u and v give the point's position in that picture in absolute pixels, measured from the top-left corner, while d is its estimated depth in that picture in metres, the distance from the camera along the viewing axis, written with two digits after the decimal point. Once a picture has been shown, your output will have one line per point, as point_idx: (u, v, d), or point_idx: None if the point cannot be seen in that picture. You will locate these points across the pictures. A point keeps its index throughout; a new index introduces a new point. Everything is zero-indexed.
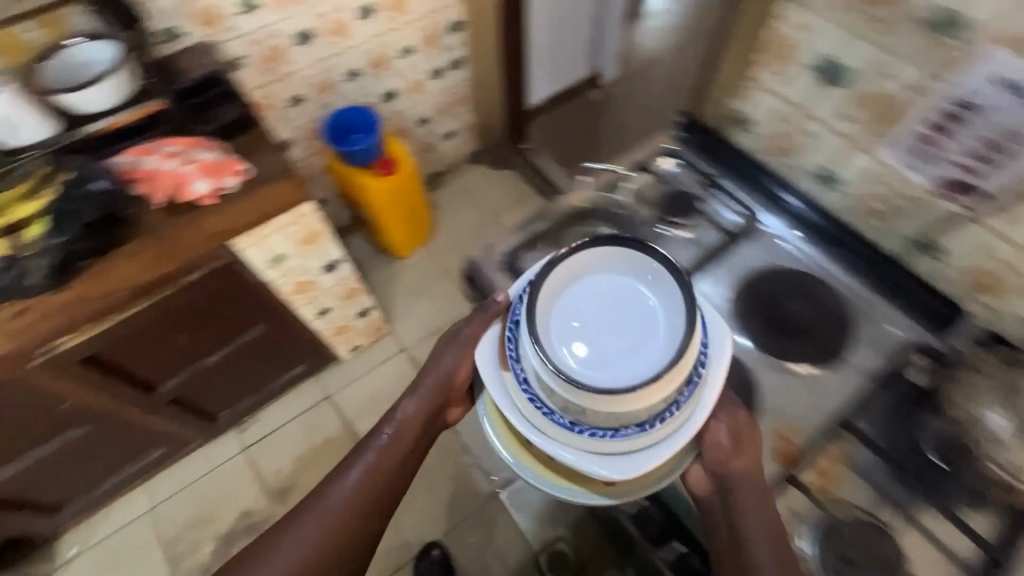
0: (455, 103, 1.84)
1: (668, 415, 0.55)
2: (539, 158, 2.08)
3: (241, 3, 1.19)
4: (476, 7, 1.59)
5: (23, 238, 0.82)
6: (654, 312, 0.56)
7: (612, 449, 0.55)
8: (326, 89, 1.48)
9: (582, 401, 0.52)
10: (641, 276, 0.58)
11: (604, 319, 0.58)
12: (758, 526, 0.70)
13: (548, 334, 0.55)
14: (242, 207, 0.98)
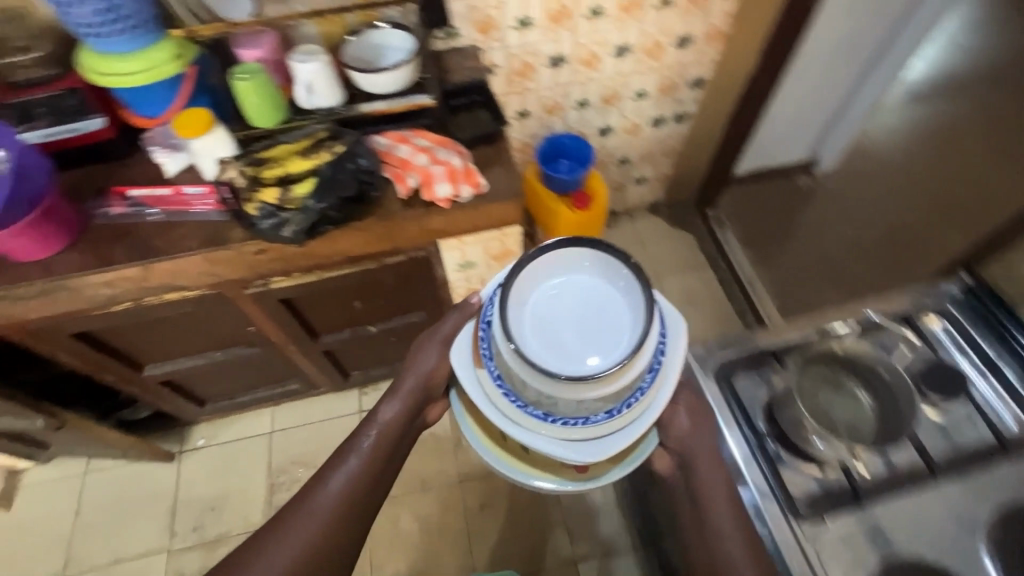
0: (658, 152, 1.78)
1: (632, 401, 0.62)
2: (724, 234, 1.94)
3: (519, 19, 1.22)
4: (728, 69, 1.51)
5: (292, 195, 0.90)
6: (612, 306, 0.63)
7: (580, 433, 0.62)
8: (554, 111, 1.49)
9: (565, 389, 0.59)
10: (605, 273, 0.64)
11: (580, 314, 0.63)
12: (716, 501, 0.72)
13: (529, 335, 0.61)
14: (465, 219, 1.01)
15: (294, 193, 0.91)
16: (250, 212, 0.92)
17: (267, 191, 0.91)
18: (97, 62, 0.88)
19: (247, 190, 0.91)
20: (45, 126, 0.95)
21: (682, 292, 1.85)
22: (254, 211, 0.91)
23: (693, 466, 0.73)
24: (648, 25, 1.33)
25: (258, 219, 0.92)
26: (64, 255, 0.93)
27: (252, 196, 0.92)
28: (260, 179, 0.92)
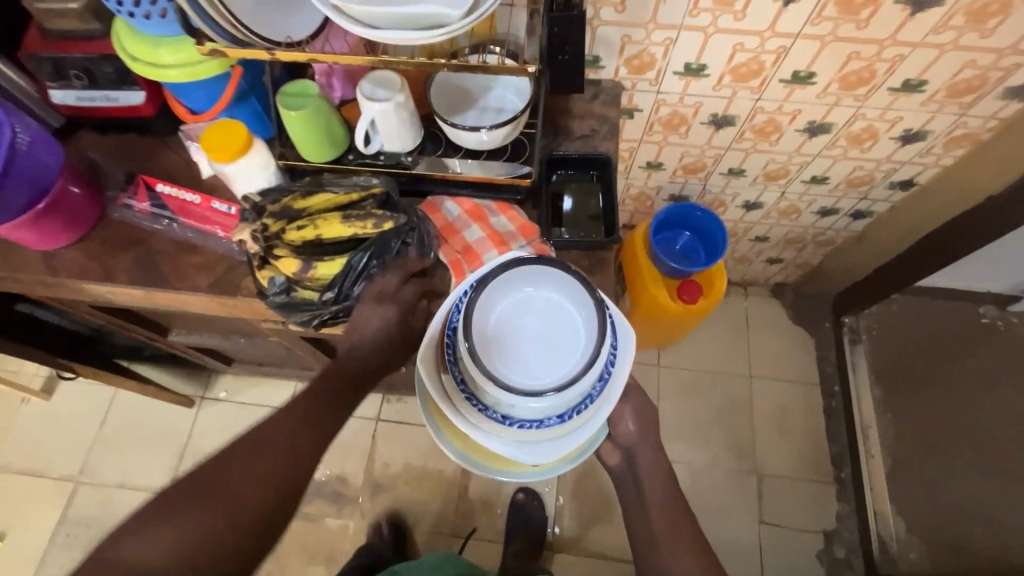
0: (808, 239, 1.39)
1: (582, 410, 0.65)
2: (856, 354, 1.55)
3: (687, 65, 0.88)
4: (955, 182, 1.08)
5: (314, 280, 0.74)
6: (571, 320, 0.65)
7: (538, 436, 0.65)
8: (694, 171, 1.16)
9: (518, 398, 0.62)
10: (561, 285, 0.65)
11: (541, 324, 0.65)
12: (657, 490, 0.79)
13: (491, 341, 0.64)
14: None
15: (319, 273, 0.74)
16: (262, 280, 0.75)
17: (284, 263, 0.74)
18: (132, 42, 0.69)
19: (264, 253, 0.74)
20: (81, 88, 0.81)
21: (775, 407, 1.52)
22: (267, 282, 0.75)
23: (638, 462, 0.80)
24: (868, 108, 0.93)
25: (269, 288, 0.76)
26: (74, 249, 0.81)
27: (269, 260, 0.75)
28: (285, 243, 0.74)
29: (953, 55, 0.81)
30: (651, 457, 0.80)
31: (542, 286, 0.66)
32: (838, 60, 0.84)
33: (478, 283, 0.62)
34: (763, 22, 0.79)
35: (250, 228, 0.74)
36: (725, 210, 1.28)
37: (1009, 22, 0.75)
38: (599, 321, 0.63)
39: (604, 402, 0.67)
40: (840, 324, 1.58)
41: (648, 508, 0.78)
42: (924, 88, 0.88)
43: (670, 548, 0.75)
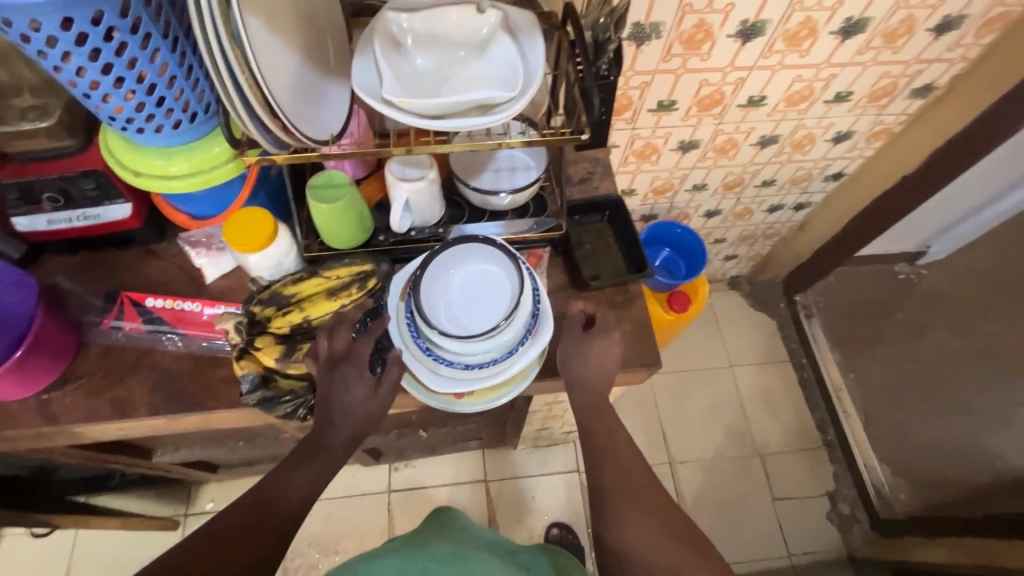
0: (759, 234, 1.54)
1: (486, 368, 0.67)
2: (813, 327, 1.72)
3: (660, 102, 0.97)
4: (877, 169, 1.26)
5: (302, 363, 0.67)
6: (502, 284, 0.67)
7: (449, 371, 0.66)
8: (662, 192, 1.25)
9: (433, 334, 0.64)
10: (499, 256, 0.67)
11: (473, 283, 0.67)
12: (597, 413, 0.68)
13: (427, 285, 0.67)
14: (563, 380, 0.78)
15: (303, 359, 0.67)
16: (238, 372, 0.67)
17: (266, 352, 0.67)
18: (132, 156, 0.63)
19: (245, 344, 0.67)
20: (52, 211, 0.73)
21: (758, 389, 1.65)
22: (240, 375, 0.67)
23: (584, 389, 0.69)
24: (808, 119, 1.07)
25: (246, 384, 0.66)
26: (66, 392, 0.71)
27: (248, 352, 0.67)
28: (268, 331, 0.68)
29: (873, 70, 0.96)
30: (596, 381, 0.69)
31: (487, 255, 0.68)
32: (785, 83, 0.96)
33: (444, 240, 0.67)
34: (724, 60, 0.89)
35: (235, 317, 0.67)
36: (690, 221, 1.40)
37: (914, 39, 0.90)
38: (525, 288, 0.66)
39: (516, 363, 0.67)
40: (793, 302, 1.75)
41: (602, 445, 0.66)
42: (850, 98, 1.03)
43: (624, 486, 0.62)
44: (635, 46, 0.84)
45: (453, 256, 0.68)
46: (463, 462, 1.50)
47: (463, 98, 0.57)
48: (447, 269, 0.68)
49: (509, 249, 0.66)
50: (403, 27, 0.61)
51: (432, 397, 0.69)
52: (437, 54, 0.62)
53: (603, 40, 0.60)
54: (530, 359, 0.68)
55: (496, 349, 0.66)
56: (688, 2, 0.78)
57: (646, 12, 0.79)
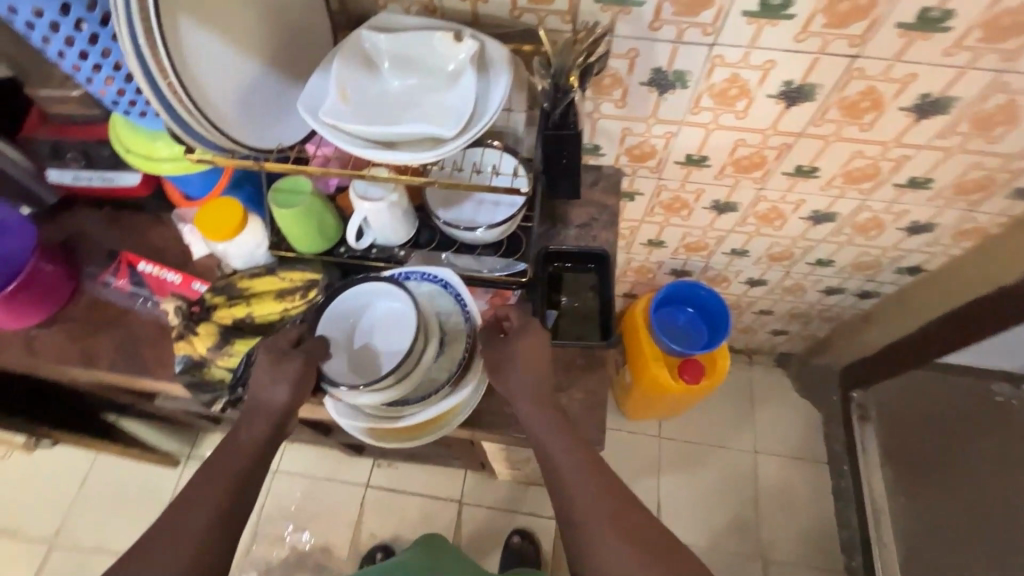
0: (814, 315, 1.35)
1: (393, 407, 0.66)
2: (865, 433, 1.48)
3: (689, 155, 0.87)
4: (964, 271, 1.05)
5: (229, 358, 0.69)
6: (407, 323, 0.67)
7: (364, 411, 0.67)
8: (695, 249, 1.14)
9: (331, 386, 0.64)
10: (402, 294, 0.67)
11: (383, 324, 0.68)
12: (549, 422, 0.64)
13: (333, 329, 0.68)
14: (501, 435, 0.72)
15: (230, 354, 0.69)
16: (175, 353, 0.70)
17: (201, 337, 0.69)
18: (128, 135, 0.69)
19: (184, 327, 0.70)
20: (77, 168, 0.80)
21: (780, 485, 1.46)
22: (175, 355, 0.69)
23: (523, 396, 0.64)
24: (874, 201, 0.91)
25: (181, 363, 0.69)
26: (52, 331, 0.78)
27: (186, 334, 0.70)
28: (211, 319, 0.71)
29: (958, 159, 0.80)
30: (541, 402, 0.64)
31: (387, 295, 0.69)
32: (842, 157, 0.83)
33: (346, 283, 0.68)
34: (764, 122, 0.78)
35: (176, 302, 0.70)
36: (729, 285, 1.26)
37: (1017, 130, 0.73)
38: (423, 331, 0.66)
39: (441, 400, 0.67)
40: (848, 398, 1.51)
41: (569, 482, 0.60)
42: (930, 186, 0.86)
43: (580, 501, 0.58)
44: (657, 93, 0.76)
45: (358, 298, 0.69)
46: (443, 477, 1.48)
47: (409, 134, 0.55)
48: (353, 313, 0.69)
49: (405, 290, 0.66)
50: (372, 44, 0.59)
51: (354, 428, 0.68)
52: (403, 76, 0.60)
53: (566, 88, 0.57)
54: (455, 399, 0.67)
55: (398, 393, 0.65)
56: (719, 55, 0.69)
57: (669, 59, 0.71)
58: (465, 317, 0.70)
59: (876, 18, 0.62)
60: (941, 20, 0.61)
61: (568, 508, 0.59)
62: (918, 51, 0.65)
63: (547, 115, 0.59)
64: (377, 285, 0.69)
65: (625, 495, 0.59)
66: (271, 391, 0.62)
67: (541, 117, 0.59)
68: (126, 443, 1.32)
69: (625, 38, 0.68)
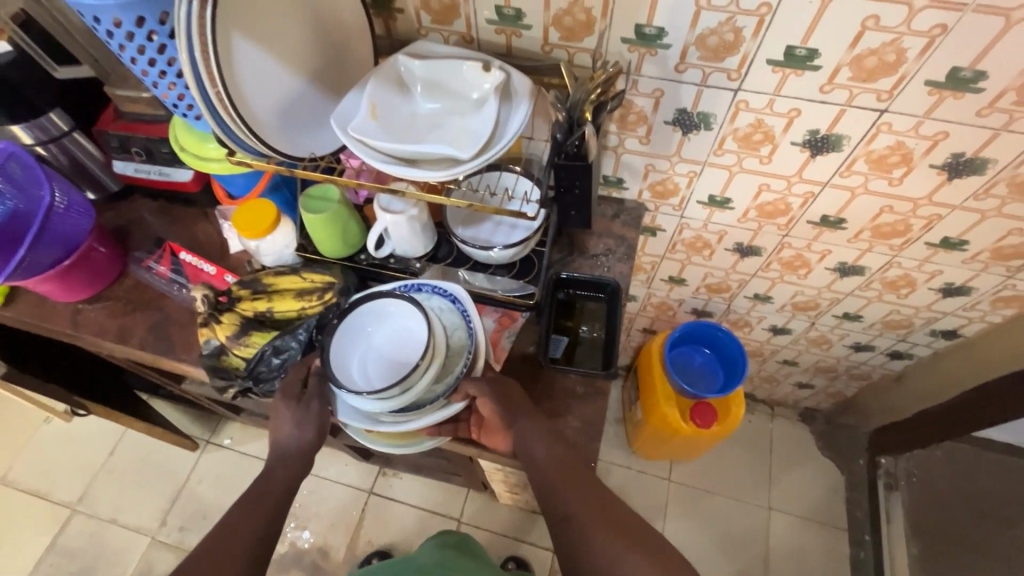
0: (842, 372, 1.30)
1: (391, 416, 0.67)
2: (891, 502, 1.39)
3: (712, 197, 0.88)
4: (1007, 340, 0.99)
5: (246, 348, 0.73)
6: (418, 342, 0.68)
7: (363, 418, 0.67)
8: (717, 291, 1.13)
9: (340, 391, 0.65)
10: (417, 316, 0.69)
11: (395, 341, 0.70)
12: (542, 444, 0.65)
13: (346, 335, 0.70)
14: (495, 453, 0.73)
15: (248, 345, 0.73)
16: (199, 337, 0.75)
17: (223, 326, 0.73)
18: (184, 135, 0.76)
19: (209, 314, 0.74)
20: (139, 162, 0.88)
21: (794, 548, 1.38)
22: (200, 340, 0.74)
23: (527, 432, 0.66)
24: (905, 259, 0.89)
25: (204, 348, 0.74)
26: (97, 307, 0.85)
27: (211, 322, 0.74)
28: (235, 310, 0.75)
29: (994, 222, 0.77)
30: (544, 440, 0.65)
31: (402, 309, 0.70)
32: (871, 212, 0.81)
33: (366, 295, 0.70)
34: (789, 169, 0.78)
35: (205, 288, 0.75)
36: (751, 330, 1.23)
37: None
38: (432, 347, 0.66)
39: (436, 412, 0.67)
40: (875, 464, 1.43)
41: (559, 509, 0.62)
42: (965, 248, 0.83)
43: (590, 520, 0.60)
44: (681, 133, 0.77)
45: (374, 314, 0.71)
46: (445, 494, 1.48)
47: (428, 152, 0.58)
48: (369, 324, 0.71)
49: (419, 305, 0.67)
50: (406, 69, 0.63)
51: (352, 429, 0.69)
52: (431, 100, 0.64)
53: (581, 121, 0.60)
54: (454, 410, 0.67)
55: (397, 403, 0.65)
56: (743, 99, 0.70)
57: (693, 101, 0.72)
58: (471, 333, 0.70)
59: (904, 74, 0.61)
60: (973, 80, 0.60)
61: (568, 528, 0.61)
62: (949, 109, 0.64)
63: (560, 146, 0.61)
64: (393, 300, 0.70)
65: (613, 510, 0.61)
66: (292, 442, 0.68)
67: (554, 146, 0.62)
68: (152, 422, 1.39)
69: (651, 78, 0.71)
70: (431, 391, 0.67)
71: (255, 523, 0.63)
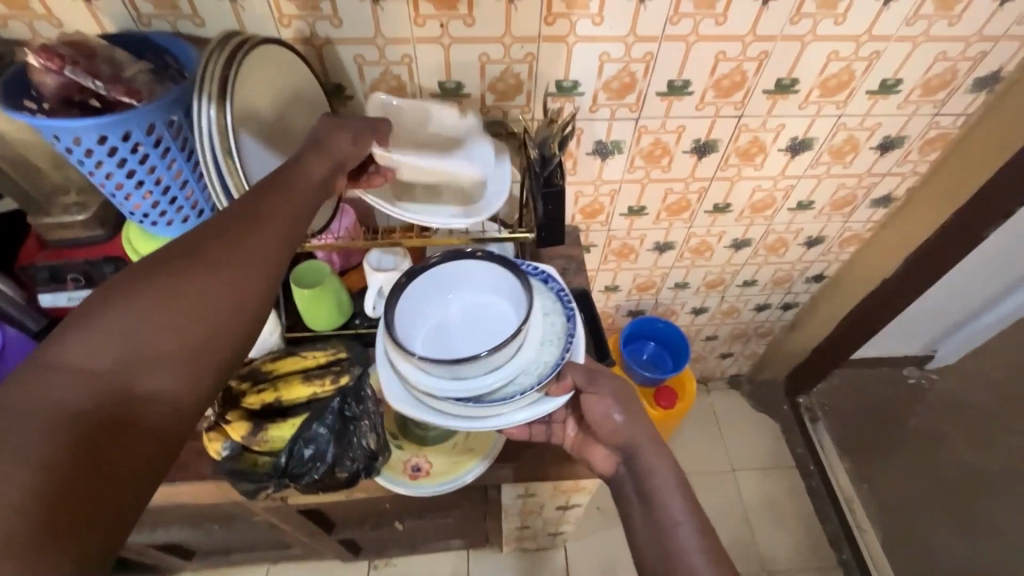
0: (752, 333, 1.55)
1: (460, 403, 0.60)
2: (819, 431, 1.65)
3: (631, 208, 1.06)
4: (856, 271, 1.29)
5: (264, 442, 0.70)
6: (509, 322, 0.66)
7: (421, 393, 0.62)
8: (645, 289, 1.31)
9: (401, 360, 0.61)
10: (516, 286, 0.65)
11: (478, 313, 0.68)
12: (656, 454, 0.65)
13: (415, 305, 0.66)
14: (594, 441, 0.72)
15: (266, 438, 0.70)
16: (208, 447, 0.71)
17: (235, 426, 0.71)
18: (146, 243, 0.74)
19: (216, 417, 0.72)
20: (73, 289, 0.80)
21: (764, 497, 1.56)
22: (212, 448, 0.71)
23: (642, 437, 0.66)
24: (777, 225, 1.14)
25: (220, 456, 0.71)
26: None
27: (220, 426, 0.71)
28: (241, 407, 0.73)
29: (827, 182, 1.04)
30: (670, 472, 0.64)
31: (496, 279, 0.67)
32: (747, 193, 1.05)
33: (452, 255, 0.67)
34: (684, 172, 0.99)
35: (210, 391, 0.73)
36: (678, 317, 1.43)
37: (861, 156, 0.99)
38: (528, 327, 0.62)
39: (520, 409, 0.61)
40: (797, 405, 1.69)
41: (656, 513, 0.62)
42: (813, 207, 1.10)
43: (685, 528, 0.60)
44: (600, 160, 0.94)
45: (462, 269, 0.67)
46: (446, 565, 1.42)
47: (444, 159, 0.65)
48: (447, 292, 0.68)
49: (525, 283, 0.63)
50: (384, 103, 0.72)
51: (391, 479, 0.74)
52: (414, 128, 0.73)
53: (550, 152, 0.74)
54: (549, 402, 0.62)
55: (471, 383, 0.60)
56: (643, 125, 0.89)
57: (606, 133, 0.90)
58: (569, 319, 0.67)
59: (749, 88, 0.84)
60: (791, 85, 0.85)
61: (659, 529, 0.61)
62: (782, 108, 0.88)
63: (537, 175, 0.73)
64: (485, 266, 0.67)
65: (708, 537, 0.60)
66: (276, 202, 0.56)
67: (533, 177, 0.74)
68: None
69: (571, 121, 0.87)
70: (517, 380, 0.62)
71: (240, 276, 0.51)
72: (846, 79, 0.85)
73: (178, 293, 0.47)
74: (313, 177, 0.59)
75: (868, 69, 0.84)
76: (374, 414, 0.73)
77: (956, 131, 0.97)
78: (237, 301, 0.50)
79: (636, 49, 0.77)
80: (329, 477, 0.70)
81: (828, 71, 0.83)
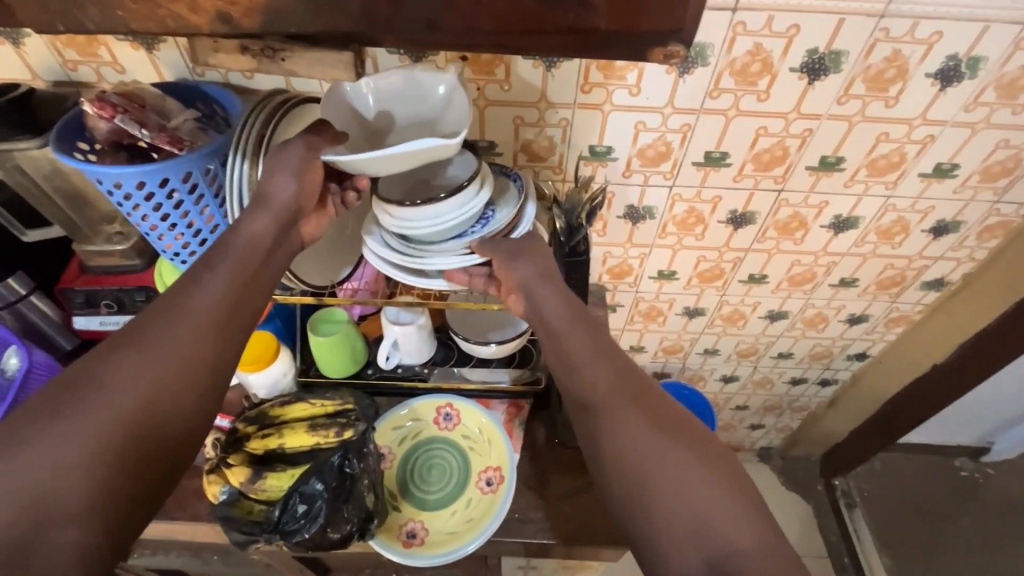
0: (785, 407, 1.46)
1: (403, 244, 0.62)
2: (855, 520, 1.53)
3: (661, 271, 1.03)
4: (903, 353, 1.21)
5: (262, 491, 0.70)
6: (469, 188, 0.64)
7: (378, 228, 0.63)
8: (672, 352, 1.25)
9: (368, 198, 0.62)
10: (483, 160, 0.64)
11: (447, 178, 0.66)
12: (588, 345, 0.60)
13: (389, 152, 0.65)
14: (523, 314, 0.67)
15: (265, 487, 0.70)
16: (207, 490, 0.71)
17: (235, 471, 0.71)
18: None
19: (218, 459, 0.72)
20: (106, 314, 0.83)
21: None
22: (210, 491, 0.71)
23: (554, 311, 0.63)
24: (816, 300, 1.08)
25: (216, 501, 0.70)
26: None
27: (220, 469, 0.72)
28: (245, 450, 0.73)
29: (873, 261, 0.98)
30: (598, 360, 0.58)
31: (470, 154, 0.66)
32: (784, 266, 1.00)
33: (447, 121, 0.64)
34: (718, 241, 0.95)
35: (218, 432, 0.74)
36: (706, 383, 1.36)
37: (911, 238, 0.93)
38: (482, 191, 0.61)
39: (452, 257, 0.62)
40: (833, 487, 1.57)
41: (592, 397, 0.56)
42: (857, 284, 1.04)
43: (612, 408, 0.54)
44: (631, 224, 0.92)
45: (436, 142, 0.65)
46: None
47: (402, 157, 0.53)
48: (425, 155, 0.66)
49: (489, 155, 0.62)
50: (360, 89, 0.62)
51: (384, 544, 0.71)
52: (399, 118, 0.64)
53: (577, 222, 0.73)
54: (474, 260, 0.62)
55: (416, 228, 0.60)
56: (677, 193, 0.87)
57: (639, 198, 0.88)
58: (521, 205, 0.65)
59: (791, 163, 0.81)
60: (836, 163, 0.81)
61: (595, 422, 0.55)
62: (825, 184, 0.84)
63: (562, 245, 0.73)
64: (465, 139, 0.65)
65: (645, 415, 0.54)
66: (201, 306, 0.54)
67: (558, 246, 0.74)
68: None
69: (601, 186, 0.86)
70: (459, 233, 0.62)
71: (187, 366, 0.51)
72: (897, 161, 0.81)
73: (83, 436, 0.45)
74: (235, 287, 0.56)
75: (921, 152, 0.79)
76: (373, 473, 0.71)
77: (1018, 219, 0.90)
78: (171, 400, 0.49)
79: (673, 120, 0.76)
80: (321, 537, 0.67)
81: (877, 151, 0.80)
